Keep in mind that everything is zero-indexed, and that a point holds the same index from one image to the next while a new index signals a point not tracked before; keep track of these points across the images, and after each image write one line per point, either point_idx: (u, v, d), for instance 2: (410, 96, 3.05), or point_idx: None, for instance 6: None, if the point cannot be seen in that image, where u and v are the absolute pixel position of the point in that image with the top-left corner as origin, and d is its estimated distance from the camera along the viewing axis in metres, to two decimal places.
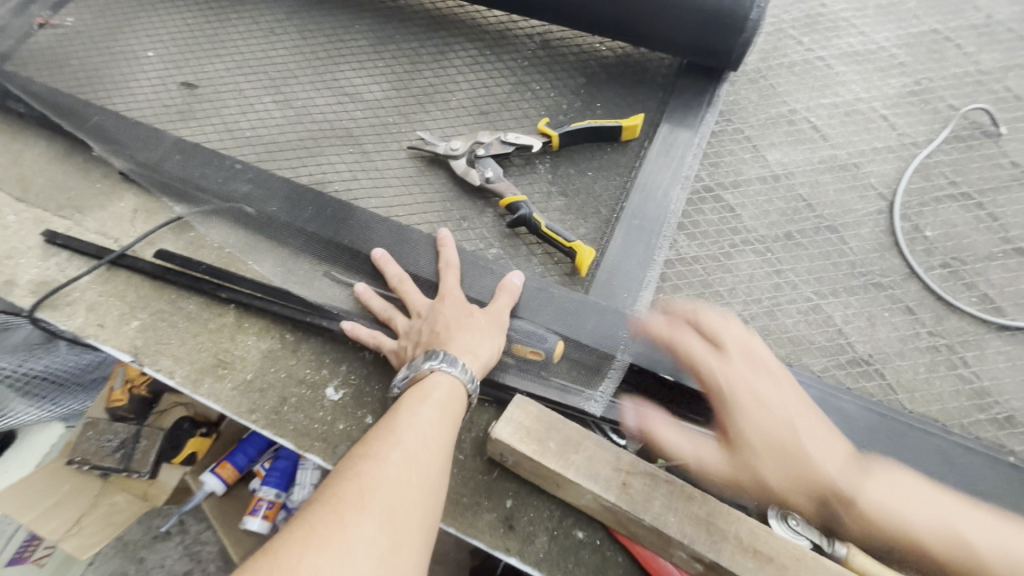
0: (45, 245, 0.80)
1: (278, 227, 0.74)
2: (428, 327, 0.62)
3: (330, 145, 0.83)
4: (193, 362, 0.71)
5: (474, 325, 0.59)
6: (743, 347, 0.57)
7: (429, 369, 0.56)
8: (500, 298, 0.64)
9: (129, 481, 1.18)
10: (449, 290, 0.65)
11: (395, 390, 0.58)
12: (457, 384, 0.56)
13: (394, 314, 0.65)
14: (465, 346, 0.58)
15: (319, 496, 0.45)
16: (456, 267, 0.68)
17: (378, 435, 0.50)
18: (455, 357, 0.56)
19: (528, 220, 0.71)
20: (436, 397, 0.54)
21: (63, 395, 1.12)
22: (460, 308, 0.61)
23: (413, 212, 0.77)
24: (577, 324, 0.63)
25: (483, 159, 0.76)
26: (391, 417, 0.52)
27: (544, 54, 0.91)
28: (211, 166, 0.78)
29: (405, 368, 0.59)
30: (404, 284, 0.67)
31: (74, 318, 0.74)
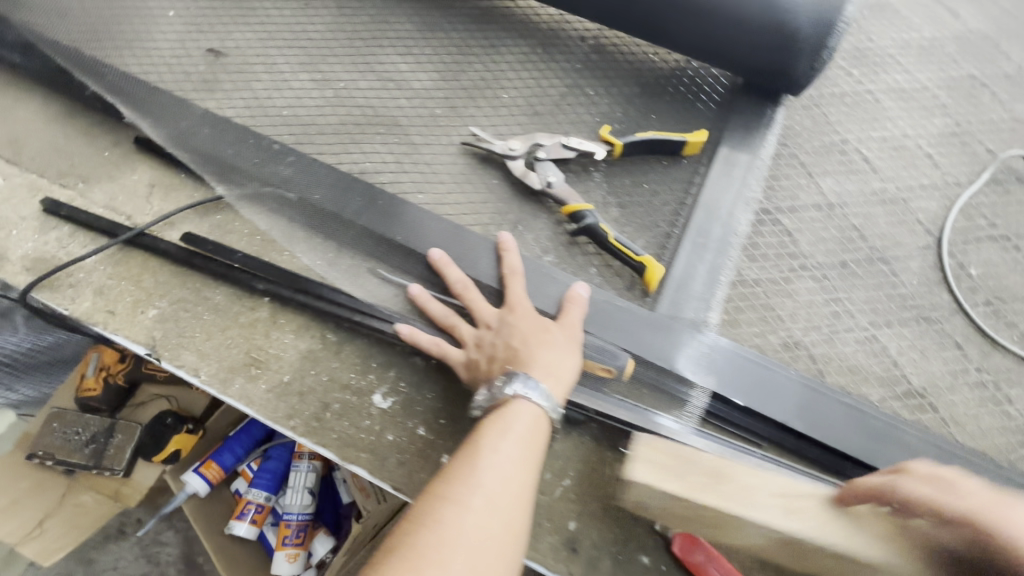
0: (42, 216, 0.71)
1: (323, 218, 0.68)
2: (501, 340, 0.58)
3: (373, 133, 0.77)
4: (221, 359, 0.64)
5: (553, 341, 0.56)
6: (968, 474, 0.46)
7: (511, 395, 0.53)
8: (570, 311, 0.61)
9: (99, 480, 1.09)
10: (517, 300, 0.61)
11: (474, 410, 0.55)
12: (538, 413, 0.52)
13: (458, 323, 0.62)
14: (545, 366, 0.55)
15: (397, 543, 0.43)
16: (521, 275, 0.65)
17: (458, 475, 0.47)
18: (537, 383, 0.53)
19: (594, 229, 0.69)
20: (518, 429, 0.50)
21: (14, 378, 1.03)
22: (535, 321, 0.58)
23: (465, 211, 0.73)
24: (646, 343, 0.62)
25: (543, 162, 0.73)
26: (471, 450, 0.49)
27: (597, 57, 0.88)
28: (248, 143, 0.72)
29: (483, 388, 0.56)
30: (468, 290, 0.63)
31: (80, 302, 0.66)
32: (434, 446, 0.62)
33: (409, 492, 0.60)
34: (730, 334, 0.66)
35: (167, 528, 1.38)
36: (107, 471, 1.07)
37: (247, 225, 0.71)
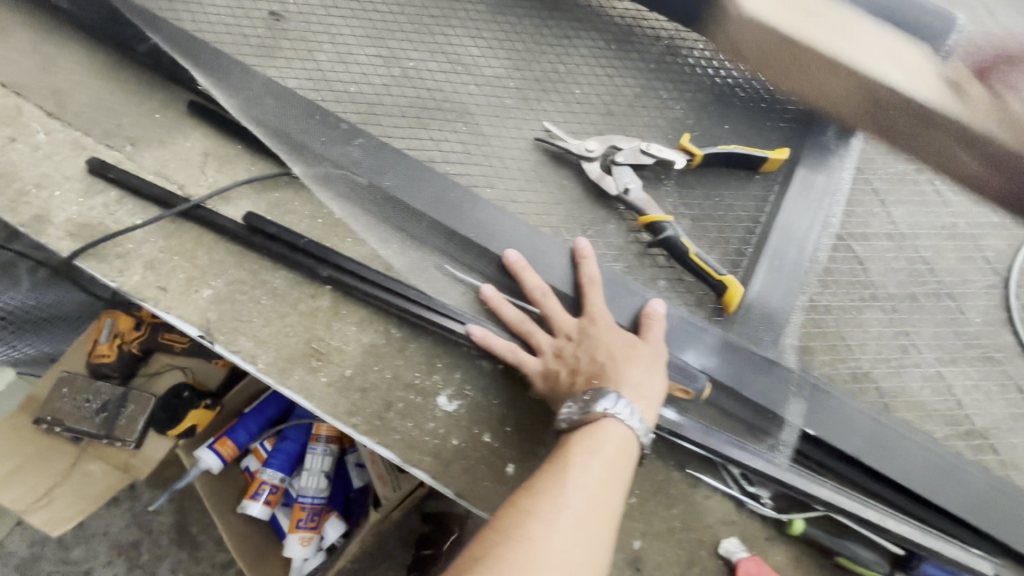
0: (87, 178, 0.66)
1: (391, 207, 0.64)
2: (584, 352, 0.57)
3: (440, 120, 0.73)
4: (281, 348, 0.61)
5: (640, 357, 0.55)
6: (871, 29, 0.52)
7: (601, 412, 0.51)
8: (651, 328, 0.60)
9: (107, 451, 1.04)
10: (599, 310, 0.60)
11: (561, 420, 0.53)
12: (627, 434, 0.51)
13: (533, 330, 0.61)
14: (634, 382, 0.53)
15: (484, 555, 0.42)
16: (600, 285, 0.62)
17: (547, 490, 0.46)
18: (631, 404, 0.52)
19: (674, 244, 0.66)
20: (607, 450, 0.50)
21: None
22: (621, 334, 0.57)
23: (538, 211, 0.69)
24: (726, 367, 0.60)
25: (620, 166, 0.70)
26: (558, 467, 0.48)
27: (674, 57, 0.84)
28: (314, 120, 0.66)
29: (570, 399, 0.54)
30: (547, 297, 0.61)
31: (128, 275, 0.63)
32: (500, 454, 0.60)
33: (472, 500, 0.58)
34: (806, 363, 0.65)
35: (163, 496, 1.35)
36: (117, 441, 1.03)
37: (307, 206, 0.68)
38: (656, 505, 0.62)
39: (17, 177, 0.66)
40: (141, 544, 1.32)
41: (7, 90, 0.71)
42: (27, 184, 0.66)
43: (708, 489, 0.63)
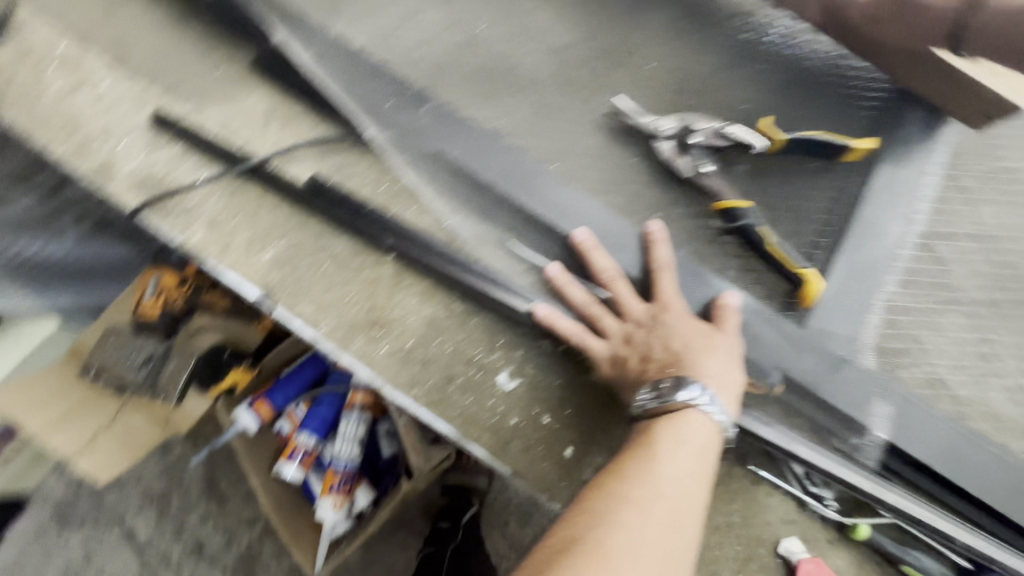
0: (152, 131, 0.65)
1: (459, 177, 0.62)
2: (657, 339, 0.55)
3: (505, 88, 0.68)
4: (342, 315, 0.60)
5: (720, 348, 0.52)
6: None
7: (683, 403, 0.50)
8: (725, 320, 0.57)
9: (150, 403, 1.07)
10: (673, 297, 0.57)
11: (637, 405, 0.52)
12: (713, 426, 0.50)
13: (601, 314, 0.58)
14: (714, 373, 0.51)
15: (578, 537, 0.44)
16: (671, 270, 0.59)
17: (637, 478, 0.46)
18: (715, 394, 0.50)
19: (750, 232, 0.64)
20: (695, 440, 0.49)
21: (59, 286, 1.01)
22: (698, 323, 0.55)
23: (606, 189, 0.66)
24: (802, 364, 0.58)
25: (695, 147, 0.67)
26: (646, 453, 0.48)
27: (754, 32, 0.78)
28: (382, 81, 0.65)
29: (645, 385, 0.53)
30: (617, 281, 0.59)
31: (192, 232, 0.62)
32: (558, 437, 0.59)
33: (528, 479, 0.58)
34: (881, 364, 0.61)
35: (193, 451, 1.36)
36: (160, 395, 1.04)
37: (371, 172, 0.64)
38: (716, 500, 0.61)
39: (81, 125, 0.65)
40: (171, 496, 1.33)
41: (71, 35, 0.69)
42: (92, 134, 0.65)
43: (770, 486, 0.61)
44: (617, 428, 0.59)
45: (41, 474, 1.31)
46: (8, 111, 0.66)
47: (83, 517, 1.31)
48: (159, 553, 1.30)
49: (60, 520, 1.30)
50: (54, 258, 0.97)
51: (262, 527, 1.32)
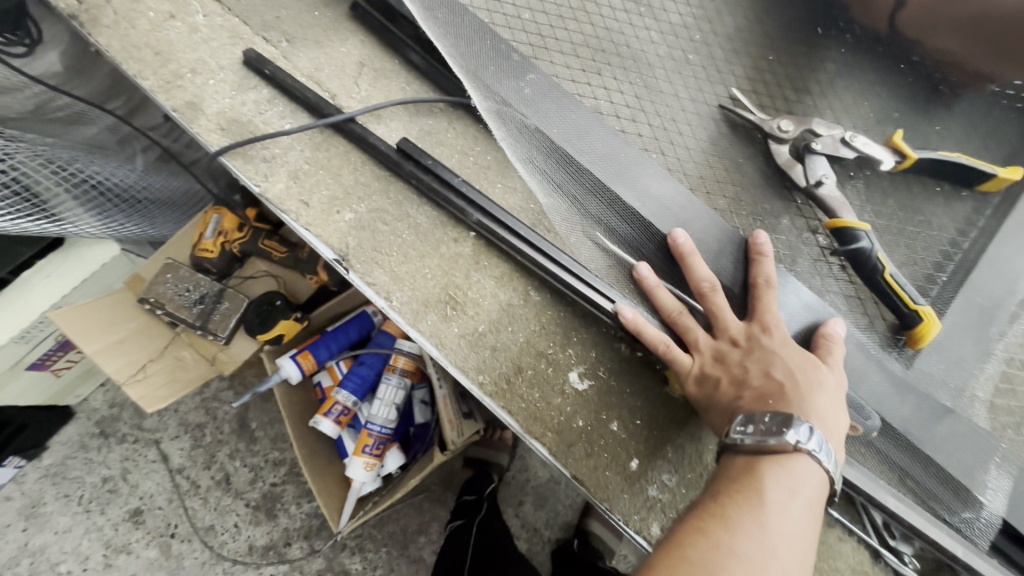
0: (242, 72, 0.63)
1: (556, 157, 0.57)
2: (755, 364, 0.51)
3: (613, 64, 0.63)
4: (416, 289, 0.58)
5: (824, 383, 0.49)
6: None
7: (794, 446, 0.45)
8: (829, 351, 0.52)
9: (197, 339, 1.09)
10: (775, 318, 0.52)
11: (735, 436, 0.48)
12: (823, 476, 0.46)
13: (692, 325, 0.54)
14: (820, 413, 0.48)
15: None
16: (776, 287, 0.54)
17: (747, 530, 0.42)
18: (825, 440, 0.46)
19: (868, 257, 0.56)
20: (807, 491, 0.45)
21: (126, 215, 0.99)
22: (803, 354, 0.50)
23: (710, 189, 0.60)
24: (912, 413, 0.53)
25: (815, 155, 0.59)
26: (755, 500, 0.44)
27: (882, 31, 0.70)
28: (485, 42, 0.60)
29: (742, 415, 0.49)
30: (715, 292, 0.54)
31: (273, 181, 0.59)
32: (625, 447, 0.56)
33: (589, 486, 0.55)
34: (990, 421, 0.55)
35: (229, 388, 1.39)
36: (210, 335, 1.04)
37: (460, 140, 0.63)
38: None
39: (171, 56, 0.62)
40: (206, 428, 1.37)
41: None
42: (182, 66, 0.62)
43: (843, 531, 0.57)
44: (693, 449, 0.56)
45: (87, 389, 1.34)
46: (98, 30, 0.63)
47: (124, 434, 1.35)
48: (190, 480, 1.33)
49: (103, 436, 1.35)
50: (123, 185, 0.99)
51: (287, 470, 1.36)
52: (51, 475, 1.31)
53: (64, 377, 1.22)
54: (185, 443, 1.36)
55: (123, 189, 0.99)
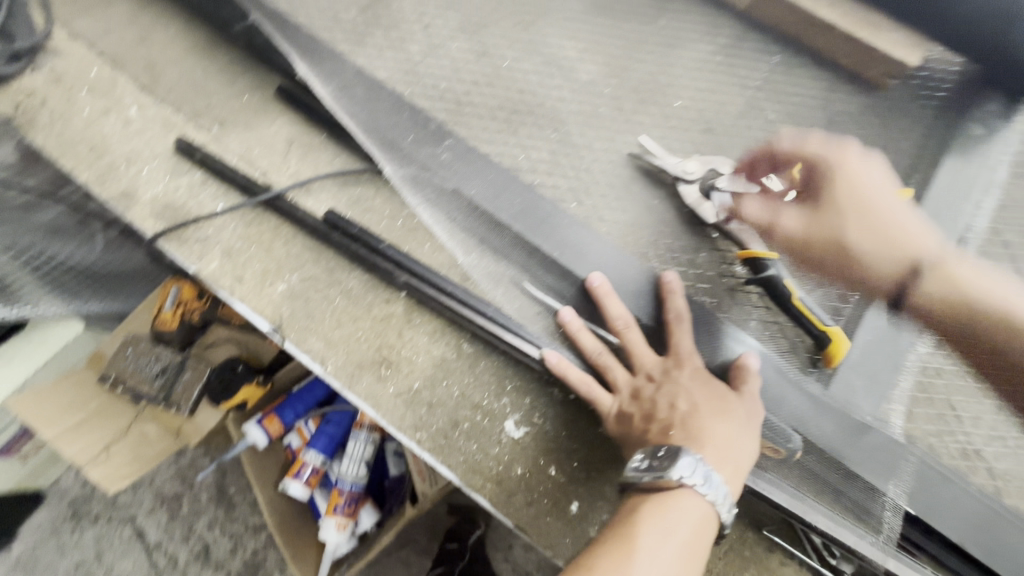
0: (175, 159, 0.67)
1: (475, 222, 0.60)
2: (665, 399, 0.61)
3: (527, 126, 0.59)
4: (350, 353, 0.62)
5: (731, 411, 0.57)
6: (867, 235, 0.40)
7: (673, 482, 0.57)
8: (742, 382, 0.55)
9: (162, 413, 1.07)
10: (687, 352, 0.58)
11: (635, 473, 0.60)
12: (707, 507, 0.56)
13: (611, 366, 0.62)
14: (716, 440, 0.58)
15: None
16: (688, 321, 0.56)
17: (617, 559, 0.54)
18: (704, 475, 0.56)
19: (776, 285, 0.50)
20: (680, 525, 0.55)
21: (86, 292, 1.01)
22: (709, 388, 0.59)
23: (628, 235, 0.58)
24: (834, 436, 0.51)
25: (722, 192, 0.52)
26: (631, 532, 0.56)
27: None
28: (404, 114, 0.62)
29: (644, 455, 0.60)
30: (629, 329, 0.59)
31: (206, 261, 0.63)
32: (565, 490, 0.61)
33: (533, 534, 0.59)
34: None
35: (205, 455, 1.36)
36: (173, 407, 1.04)
37: (387, 205, 0.66)
38: (724, 565, 0.63)
39: (106, 149, 0.67)
40: (181, 498, 1.34)
41: (104, 59, 0.71)
42: (117, 159, 0.67)
43: (780, 552, 0.63)
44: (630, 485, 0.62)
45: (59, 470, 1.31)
46: (39, 133, 0.68)
47: (96, 514, 1.31)
48: (167, 556, 1.30)
49: (73, 518, 1.30)
50: (83, 264, 1.00)
51: (267, 536, 1.32)
52: (21, 565, 1.26)
53: (30, 463, 1.19)
54: (160, 518, 1.33)
55: (83, 269, 1.00)
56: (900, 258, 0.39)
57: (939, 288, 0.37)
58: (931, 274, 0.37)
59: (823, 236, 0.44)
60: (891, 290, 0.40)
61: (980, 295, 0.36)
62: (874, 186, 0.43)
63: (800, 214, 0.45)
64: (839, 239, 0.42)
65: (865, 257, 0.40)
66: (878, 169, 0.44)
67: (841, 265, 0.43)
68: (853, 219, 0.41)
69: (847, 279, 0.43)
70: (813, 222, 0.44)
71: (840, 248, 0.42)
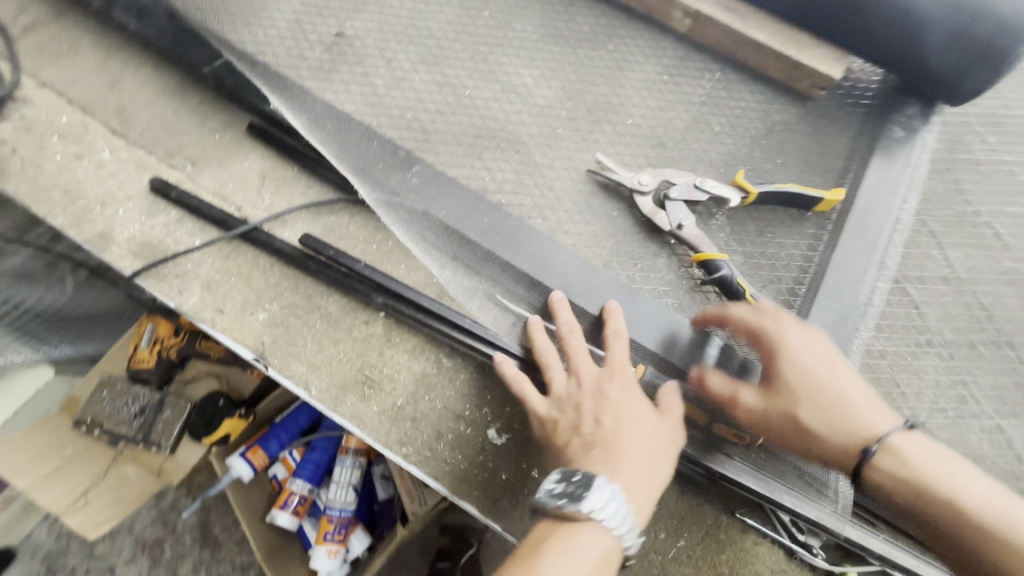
0: (150, 199, 0.69)
1: (450, 238, 0.63)
2: (588, 411, 0.58)
3: (491, 149, 0.69)
4: (334, 375, 0.64)
5: (643, 431, 0.57)
6: (824, 420, 0.54)
7: (585, 513, 0.51)
8: (664, 402, 0.60)
9: (143, 453, 1.05)
10: (622, 365, 0.59)
11: (545, 494, 0.53)
12: (610, 543, 0.51)
13: (550, 366, 0.61)
14: (631, 461, 0.55)
15: None
16: (624, 338, 0.60)
17: None
18: (618, 510, 0.51)
19: (729, 283, 0.64)
20: (583, 560, 0.49)
21: (55, 336, 1.01)
22: (637, 403, 0.58)
23: (590, 243, 0.68)
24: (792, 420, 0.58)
25: (674, 202, 0.68)
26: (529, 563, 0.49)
27: (740, 85, 0.77)
28: (373, 143, 0.66)
29: (560, 478, 0.54)
30: (573, 334, 0.61)
31: (187, 296, 0.65)
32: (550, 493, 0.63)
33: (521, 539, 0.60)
34: None
35: (186, 496, 1.33)
36: (154, 446, 1.02)
37: (361, 231, 0.69)
38: (704, 551, 0.62)
39: (79, 193, 0.68)
40: (163, 543, 1.31)
41: (74, 107, 0.73)
42: (91, 202, 0.68)
43: (757, 535, 0.62)
44: None
45: (31, 524, 1.27)
46: (9, 181, 0.69)
47: (74, 567, 1.27)
48: None
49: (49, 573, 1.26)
50: (54, 307, 1.01)
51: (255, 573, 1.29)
52: None
53: (9, 508, 1.19)
54: (142, 565, 1.29)
55: (53, 313, 1.01)
56: (856, 441, 0.54)
57: (905, 470, 0.52)
58: (888, 459, 0.53)
59: (780, 415, 0.56)
60: (853, 465, 0.54)
61: (928, 475, 0.52)
62: (823, 371, 0.55)
63: (756, 393, 0.57)
64: (796, 421, 0.55)
65: (826, 439, 0.54)
66: (813, 347, 0.56)
67: (801, 438, 0.56)
68: (807, 408, 0.55)
69: (804, 448, 0.56)
70: (772, 403, 0.56)
71: (798, 428, 0.55)
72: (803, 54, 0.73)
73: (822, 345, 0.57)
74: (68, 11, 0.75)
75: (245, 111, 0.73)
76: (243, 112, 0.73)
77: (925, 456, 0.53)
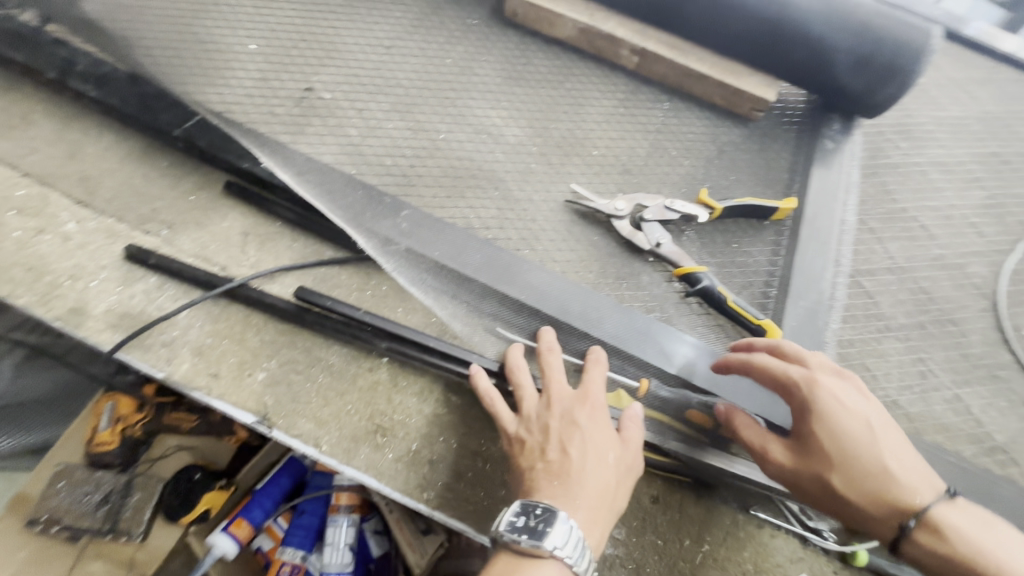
0: (125, 267, 0.66)
1: (447, 276, 0.64)
2: (556, 438, 0.57)
3: (472, 188, 0.71)
4: (343, 428, 0.62)
5: (609, 461, 0.56)
6: (853, 481, 0.56)
7: (547, 552, 0.50)
8: (628, 430, 0.60)
9: (106, 547, 0.95)
10: (595, 393, 0.60)
11: (506, 529, 0.52)
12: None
13: (523, 387, 0.61)
14: (593, 492, 0.55)
15: None
16: (604, 365, 0.62)
17: None
18: (578, 546, 0.51)
19: (712, 292, 0.69)
20: None
21: None
22: (604, 432, 0.57)
23: (578, 268, 0.71)
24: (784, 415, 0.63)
25: (650, 223, 0.72)
26: None
27: (686, 113, 0.84)
28: (357, 191, 0.66)
29: (521, 513, 0.53)
30: (551, 354, 0.61)
31: (177, 364, 0.62)
32: None
33: None
34: None
35: None
36: (122, 536, 0.95)
37: (354, 278, 0.69)
38: (727, 550, 0.64)
39: (45, 269, 0.64)
40: None
41: (32, 179, 0.69)
42: (60, 276, 0.64)
43: (772, 528, 0.65)
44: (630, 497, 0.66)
45: None
46: None
47: None
48: None
49: None
50: None
51: None
52: None
53: None
54: None
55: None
56: (888, 503, 0.56)
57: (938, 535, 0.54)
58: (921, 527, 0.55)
59: (813, 476, 0.57)
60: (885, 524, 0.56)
61: (960, 541, 0.54)
62: (860, 432, 0.57)
63: (785, 450, 0.59)
64: (826, 482, 0.57)
65: (856, 500, 0.56)
66: (849, 405, 0.58)
67: (833, 499, 0.57)
68: (840, 469, 0.56)
69: (832, 506, 0.58)
70: (807, 465, 0.57)
71: (828, 488, 0.57)
72: (739, 82, 0.81)
73: (859, 405, 0.59)
74: (23, 87, 0.74)
75: (219, 169, 0.72)
76: (217, 171, 0.72)
77: (956, 519, 0.55)
